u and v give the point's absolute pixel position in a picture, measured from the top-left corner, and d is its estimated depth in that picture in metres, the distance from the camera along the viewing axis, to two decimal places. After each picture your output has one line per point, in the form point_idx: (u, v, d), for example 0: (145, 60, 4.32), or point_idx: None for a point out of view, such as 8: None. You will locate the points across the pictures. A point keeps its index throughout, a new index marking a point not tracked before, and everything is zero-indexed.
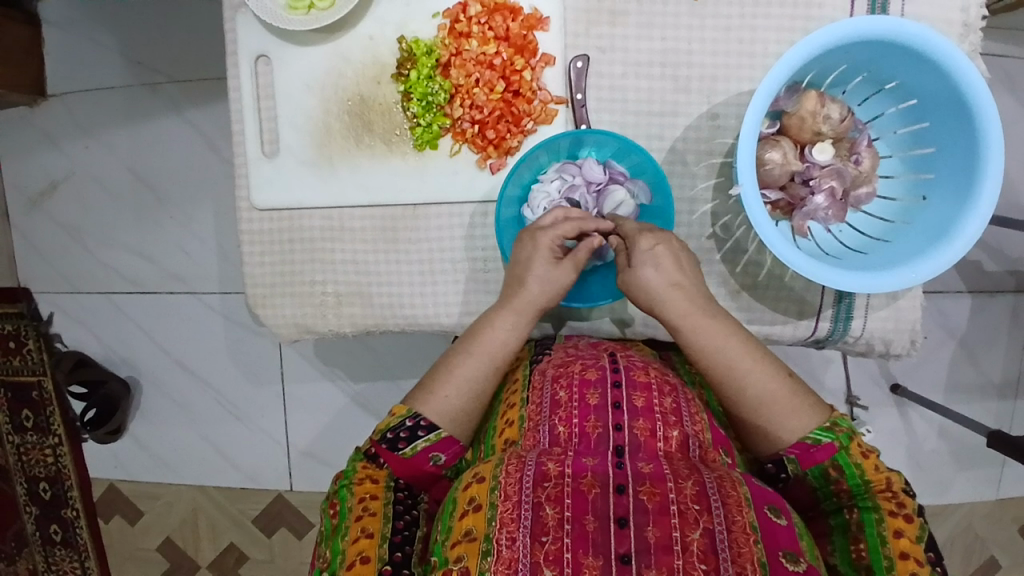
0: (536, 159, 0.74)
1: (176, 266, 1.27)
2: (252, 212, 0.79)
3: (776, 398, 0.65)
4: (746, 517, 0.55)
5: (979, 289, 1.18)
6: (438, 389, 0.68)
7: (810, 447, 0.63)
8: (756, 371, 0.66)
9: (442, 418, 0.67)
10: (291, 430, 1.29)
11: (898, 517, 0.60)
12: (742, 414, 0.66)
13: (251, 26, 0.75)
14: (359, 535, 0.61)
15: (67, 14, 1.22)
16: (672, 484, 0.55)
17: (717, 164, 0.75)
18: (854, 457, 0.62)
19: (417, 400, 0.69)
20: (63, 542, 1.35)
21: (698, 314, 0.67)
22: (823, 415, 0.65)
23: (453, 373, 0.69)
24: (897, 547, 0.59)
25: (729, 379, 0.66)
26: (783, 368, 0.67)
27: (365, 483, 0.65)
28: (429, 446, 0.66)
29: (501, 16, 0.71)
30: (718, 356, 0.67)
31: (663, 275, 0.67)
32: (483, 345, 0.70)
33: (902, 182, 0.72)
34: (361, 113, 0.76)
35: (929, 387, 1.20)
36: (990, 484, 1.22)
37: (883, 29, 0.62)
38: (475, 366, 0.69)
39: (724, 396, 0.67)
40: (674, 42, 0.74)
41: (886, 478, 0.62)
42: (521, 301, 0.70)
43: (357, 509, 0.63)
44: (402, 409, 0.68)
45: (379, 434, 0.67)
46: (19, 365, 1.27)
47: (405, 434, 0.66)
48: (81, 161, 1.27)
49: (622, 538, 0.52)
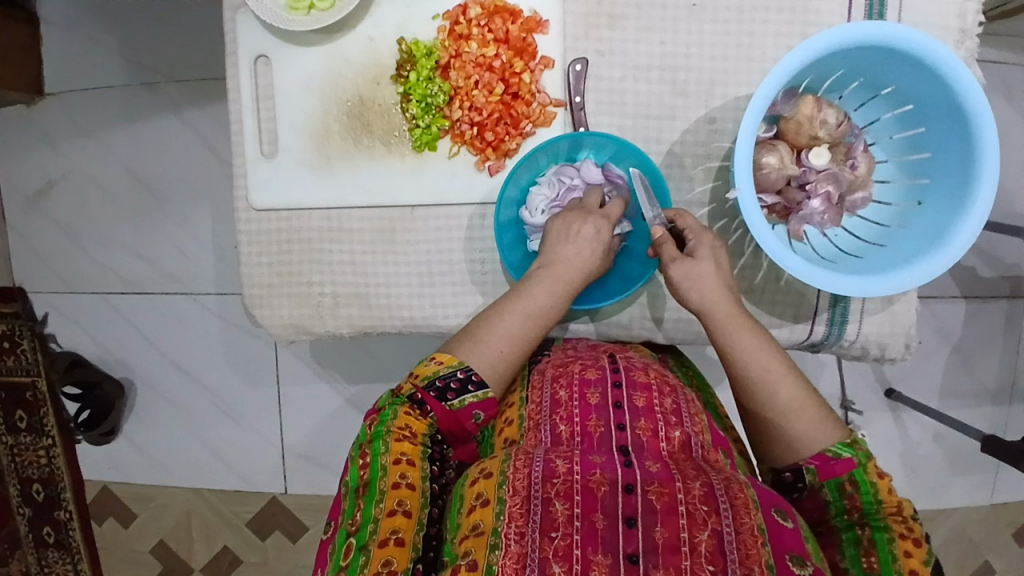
0: (535, 162, 0.74)
1: (172, 267, 1.27)
2: (251, 212, 0.79)
3: (803, 408, 0.65)
4: (754, 520, 0.54)
5: (974, 294, 1.18)
6: (485, 339, 0.67)
7: (830, 459, 0.62)
8: (787, 381, 0.66)
9: (490, 371, 0.65)
10: (287, 432, 1.29)
11: (908, 539, 0.59)
12: (765, 421, 0.66)
13: (252, 27, 0.75)
14: (395, 507, 0.56)
15: (64, 14, 1.22)
16: (680, 484, 0.55)
17: (715, 168, 0.75)
18: (871, 475, 0.62)
19: (463, 349, 0.66)
20: (56, 545, 1.34)
21: (742, 319, 0.68)
22: (844, 432, 0.65)
23: (499, 327, 0.67)
24: (908, 564, 0.58)
25: (762, 385, 0.66)
26: (810, 385, 0.67)
27: (403, 441, 0.61)
28: (474, 403, 0.64)
29: (501, 19, 0.72)
30: (756, 361, 0.66)
31: (720, 274, 0.68)
32: (532, 299, 0.69)
33: (898, 187, 0.72)
34: (360, 115, 0.76)
35: (924, 392, 1.20)
36: (985, 488, 1.23)
37: (879, 35, 0.62)
38: (525, 319, 0.68)
39: (752, 402, 0.67)
40: (673, 46, 0.74)
41: (897, 501, 0.61)
42: (567, 265, 0.69)
43: (392, 473, 0.58)
44: (449, 358, 0.65)
45: (427, 381, 0.64)
46: (13, 365, 1.27)
47: (455, 386, 0.64)
48: (78, 160, 1.27)
49: (630, 538, 0.52)
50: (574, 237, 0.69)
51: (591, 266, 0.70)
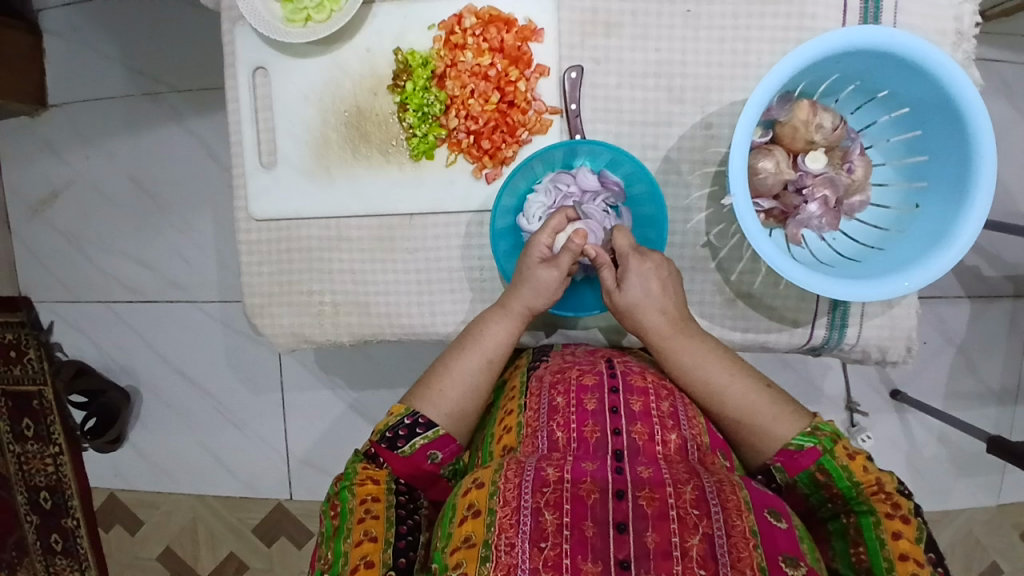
0: (531, 168, 0.73)
1: (176, 275, 1.27)
2: (251, 222, 0.79)
3: (755, 406, 0.67)
4: (746, 522, 0.54)
5: (978, 294, 1.18)
6: (433, 385, 0.70)
7: (794, 453, 0.65)
8: (735, 384, 0.68)
9: (440, 415, 0.69)
10: (291, 438, 1.29)
11: (896, 518, 0.60)
12: (727, 424, 0.69)
13: (251, 39, 0.76)
14: (361, 537, 0.62)
15: (68, 25, 1.24)
16: (671, 489, 0.55)
17: (712, 173, 0.75)
18: (841, 460, 0.63)
19: (414, 398, 0.70)
20: (64, 551, 1.35)
21: (679, 332, 0.70)
22: (805, 420, 0.67)
23: (448, 370, 0.71)
24: (896, 549, 0.59)
25: (710, 394, 0.69)
26: (762, 379, 0.69)
27: (366, 484, 0.66)
28: (427, 444, 0.68)
29: (496, 28, 0.72)
30: (699, 372, 0.69)
31: (647, 295, 0.69)
32: (478, 342, 0.72)
33: (897, 191, 0.72)
34: (357, 124, 0.77)
35: (928, 393, 1.20)
36: (990, 490, 1.22)
37: (872, 38, 0.62)
38: (472, 359, 0.71)
39: (708, 411, 0.70)
40: (668, 52, 0.74)
41: (876, 478, 0.62)
42: (516, 305, 0.72)
43: (358, 510, 0.64)
44: (399, 408, 0.69)
45: (377, 434, 0.68)
46: (18, 374, 1.27)
47: (404, 433, 0.67)
48: (81, 170, 1.28)
49: (621, 544, 0.52)
50: (523, 277, 0.70)
51: (544, 303, 0.71)
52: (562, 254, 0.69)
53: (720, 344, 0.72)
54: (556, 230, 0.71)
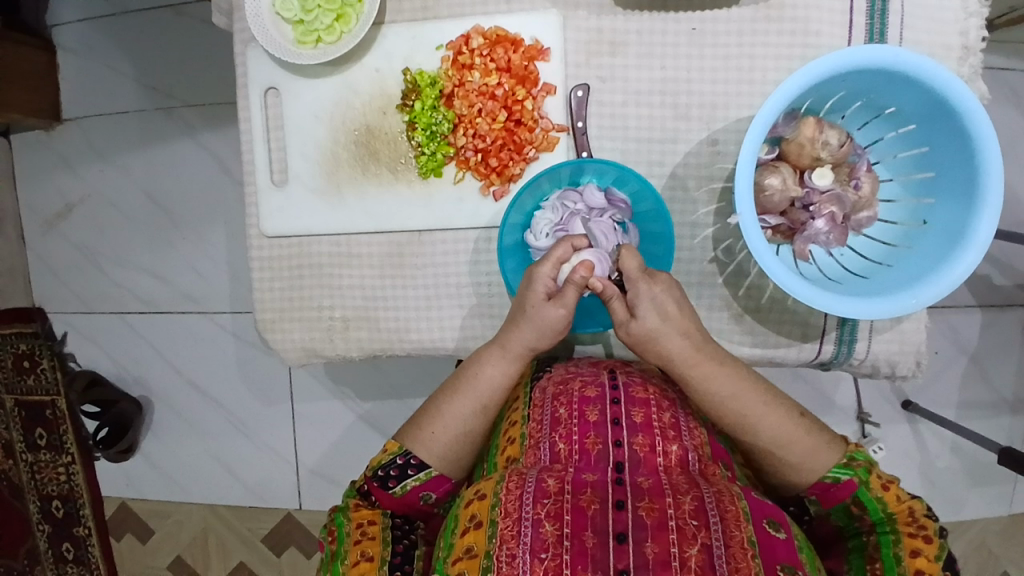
0: (539, 187, 0.74)
1: (187, 287, 1.29)
2: (262, 239, 0.80)
3: (793, 440, 0.66)
4: (744, 532, 0.54)
5: (989, 304, 1.17)
6: (427, 426, 0.70)
7: (831, 486, 0.66)
8: (772, 417, 0.67)
9: (432, 457, 0.69)
10: (300, 448, 1.30)
11: (918, 537, 0.61)
12: (761, 455, 0.68)
13: (262, 60, 0.77)
14: (358, 558, 0.64)
15: (82, 41, 1.26)
16: (670, 500, 0.55)
17: (718, 189, 0.76)
18: (875, 491, 0.64)
19: (409, 436, 0.71)
20: (75, 560, 1.36)
21: (711, 365, 0.68)
22: (840, 450, 0.67)
23: (442, 414, 0.70)
24: (913, 565, 0.60)
25: (746, 426, 0.67)
26: (796, 409, 0.68)
27: (361, 510, 0.69)
28: (419, 485, 0.70)
29: (503, 48, 0.73)
30: (734, 404, 0.67)
31: (674, 327, 0.67)
32: (472, 387, 0.70)
33: (904, 207, 0.72)
34: (367, 143, 0.78)
35: (939, 403, 1.19)
36: (1004, 500, 1.21)
37: (879, 57, 0.63)
38: (465, 404, 0.70)
39: (743, 442, 0.69)
40: (673, 70, 0.75)
41: (907, 507, 0.63)
42: (516, 345, 0.70)
43: (354, 533, 0.66)
44: (393, 445, 0.70)
45: (370, 470, 0.69)
46: (33, 384, 1.30)
47: (395, 473, 0.69)
48: (95, 184, 1.30)
49: (621, 554, 0.52)
50: (526, 316, 0.69)
51: (548, 342, 0.71)
52: (566, 289, 0.68)
53: (753, 372, 0.70)
54: (561, 260, 0.69)
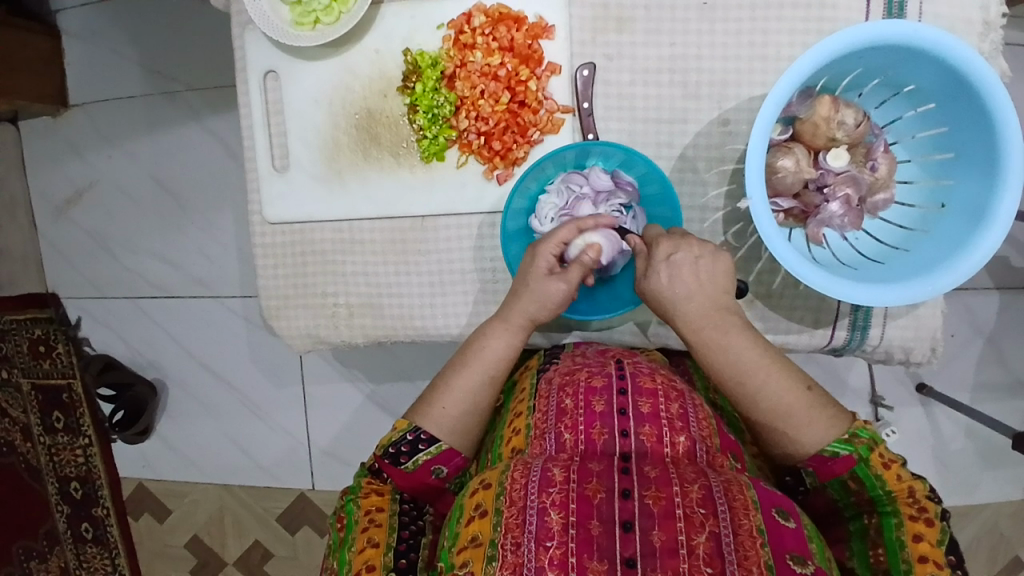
0: (542, 170, 0.72)
1: (198, 272, 1.29)
2: (265, 226, 0.80)
3: (793, 407, 0.64)
4: (753, 521, 0.53)
5: (1007, 285, 1.14)
6: (436, 400, 0.69)
7: (827, 460, 0.63)
8: (774, 382, 0.65)
9: (442, 431, 0.68)
10: (311, 429, 1.30)
11: (919, 521, 0.60)
12: (758, 423, 0.66)
13: (261, 44, 0.76)
14: (364, 544, 0.64)
15: (87, 25, 1.25)
16: (677, 488, 0.54)
17: (729, 171, 0.73)
18: (876, 468, 0.62)
19: (417, 413, 0.69)
20: (94, 540, 1.38)
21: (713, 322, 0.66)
22: (843, 425, 0.64)
23: (450, 387, 0.70)
24: (916, 551, 0.59)
25: (746, 391, 0.65)
26: (803, 379, 0.66)
27: (371, 497, 0.69)
28: (430, 459, 0.68)
29: (505, 27, 0.71)
30: (734, 367, 0.65)
31: (676, 281, 0.66)
32: (480, 358, 0.70)
33: (922, 189, 0.69)
34: (367, 127, 0.77)
35: (956, 386, 1.17)
36: (1020, 484, 1.18)
37: (897, 33, 0.60)
38: (474, 375, 0.70)
39: (743, 408, 0.67)
40: (682, 47, 0.72)
41: (908, 486, 0.61)
42: (516, 317, 0.70)
43: (362, 520, 0.66)
44: (403, 422, 0.69)
45: (381, 449, 0.68)
46: (48, 368, 1.31)
47: (407, 448, 0.67)
48: (103, 169, 1.29)
49: (627, 542, 0.51)
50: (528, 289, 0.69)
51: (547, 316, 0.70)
52: (571, 267, 0.68)
53: (762, 336, 0.68)
54: (564, 241, 0.69)
